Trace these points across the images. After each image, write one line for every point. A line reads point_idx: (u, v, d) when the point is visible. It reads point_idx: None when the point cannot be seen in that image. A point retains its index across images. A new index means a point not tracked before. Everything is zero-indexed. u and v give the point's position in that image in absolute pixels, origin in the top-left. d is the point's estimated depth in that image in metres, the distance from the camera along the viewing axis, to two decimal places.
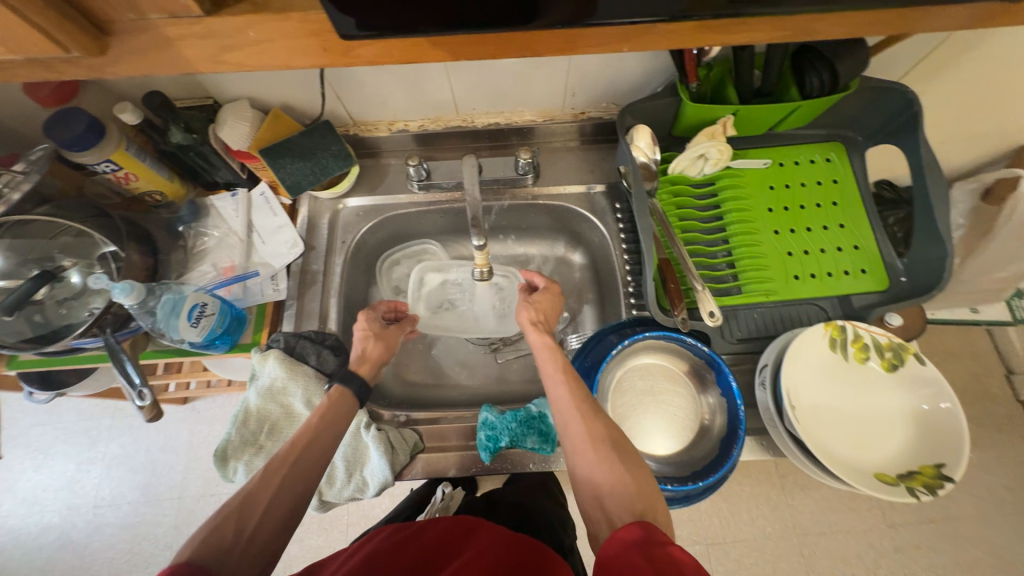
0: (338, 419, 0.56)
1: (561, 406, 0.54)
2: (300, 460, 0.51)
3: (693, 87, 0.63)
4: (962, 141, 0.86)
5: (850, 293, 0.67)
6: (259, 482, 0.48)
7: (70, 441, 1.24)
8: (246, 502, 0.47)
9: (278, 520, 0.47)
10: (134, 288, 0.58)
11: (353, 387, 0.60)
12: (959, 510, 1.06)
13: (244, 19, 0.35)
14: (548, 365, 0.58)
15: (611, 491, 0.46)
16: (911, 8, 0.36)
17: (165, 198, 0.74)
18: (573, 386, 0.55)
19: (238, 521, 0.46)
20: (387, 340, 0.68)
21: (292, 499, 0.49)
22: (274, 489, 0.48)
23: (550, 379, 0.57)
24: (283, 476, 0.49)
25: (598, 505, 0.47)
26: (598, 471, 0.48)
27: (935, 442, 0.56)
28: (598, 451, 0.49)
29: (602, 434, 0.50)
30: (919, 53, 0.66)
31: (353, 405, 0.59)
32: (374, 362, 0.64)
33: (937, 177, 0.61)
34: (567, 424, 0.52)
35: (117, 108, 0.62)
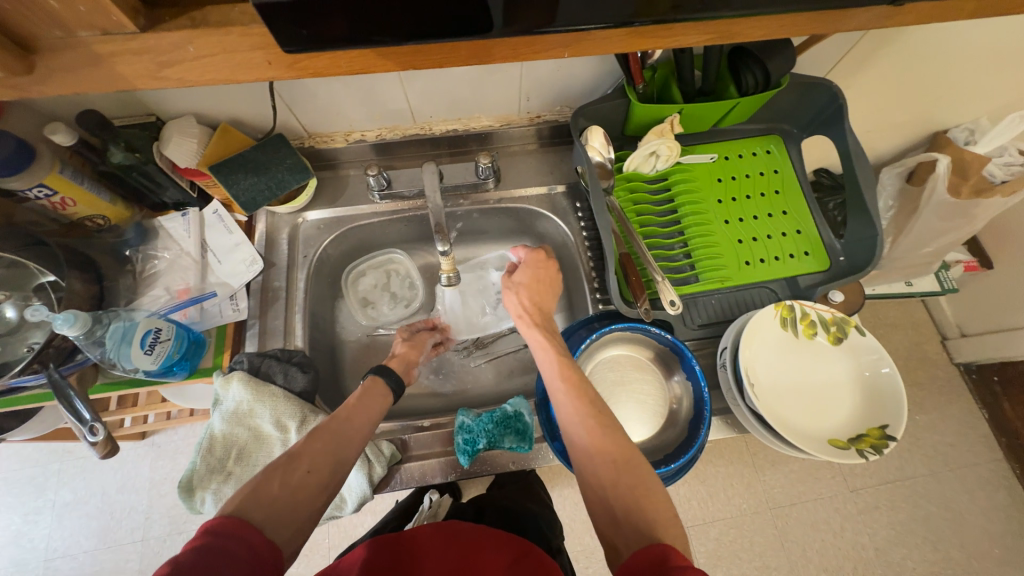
0: (366, 407, 0.59)
1: (568, 421, 0.53)
2: (338, 434, 0.53)
3: (640, 88, 0.66)
4: (885, 129, 0.94)
5: (796, 274, 0.71)
6: (304, 443, 0.51)
7: (14, 492, 1.15)
8: (291, 459, 0.49)
9: (313, 491, 0.48)
10: (78, 317, 0.55)
11: (387, 378, 0.63)
12: (911, 469, 1.15)
13: (182, 34, 0.34)
14: (553, 375, 0.57)
15: (626, 517, 0.46)
16: (824, 11, 0.39)
17: (108, 221, 0.70)
18: (576, 397, 0.54)
19: (282, 477, 0.47)
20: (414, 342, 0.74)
21: (326, 473, 0.50)
22: (313, 455, 0.50)
23: (554, 388, 0.56)
24: (323, 441, 0.52)
25: (612, 524, 0.47)
26: (610, 491, 0.48)
27: (878, 405, 0.61)
28: (608, 469, 0.49)
29: (610, 449, 0.50)
30: (840, 51, 0.72)
31: (388, 395, 0.62)
32: (404, 358, 0.70)
33: (863, 163, 0.67)
34: (573, 437, 0.52)
35: (48, 130, 0.58)
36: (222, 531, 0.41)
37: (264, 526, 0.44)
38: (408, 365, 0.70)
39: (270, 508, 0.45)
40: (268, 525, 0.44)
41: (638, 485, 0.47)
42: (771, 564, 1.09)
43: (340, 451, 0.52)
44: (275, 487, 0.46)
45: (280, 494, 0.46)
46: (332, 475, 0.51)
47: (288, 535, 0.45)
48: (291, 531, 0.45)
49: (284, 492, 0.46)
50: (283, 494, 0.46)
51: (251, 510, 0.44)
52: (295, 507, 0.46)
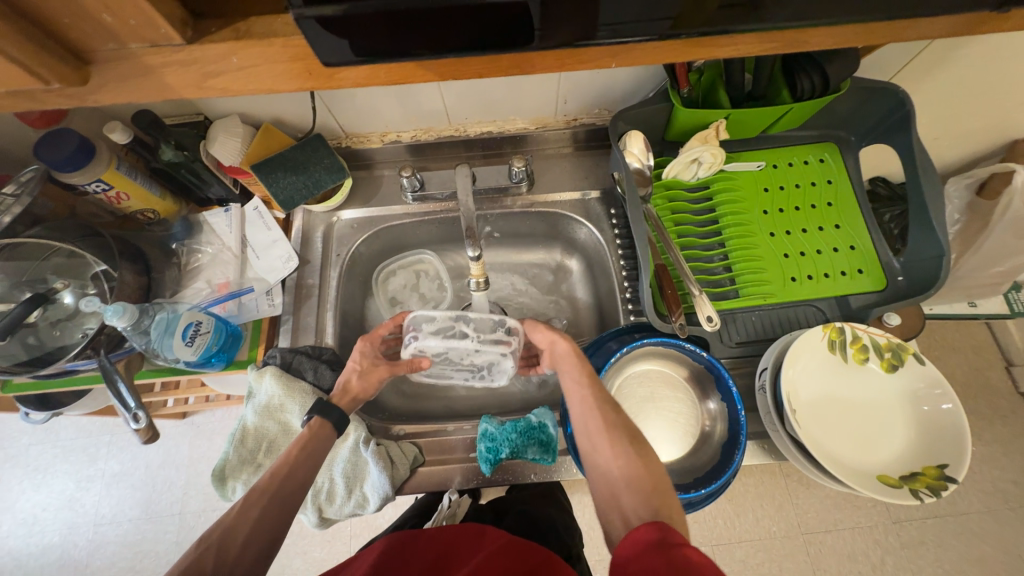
0: (314, 452, 0.55)
1: (579, 404, 0.54)
2: (281, 493, 0.51)
3: (685, 92, 0.63)
4: (955, 138, 0.86)
5: (848, 294, 0.66)
6: (237, 513, 0.48)
7: (69, 460, 1.23)
8: (226, 533, 0.47)
9: (248, 566, 0.46)
10: (126, 309, 0.58)
11: (330, 417, 0.58)
12: (965, 504, 1.06)
13: (227, 45, 0.35)
14: (569, 369, 0.57)
15: (627, 485, 0.46)
16: (898, 19, 0.36)
17: (157, 215, 0.73)
18: (593, 386, 0.55)
19: (216, 554, 0.46)
20: (368, 377, 0.63)
21: (263, 545, 0.48)
22: (250, 525, 0.48)
23: (570, 382, 0.57)
24: (263, 508, 0.49)
25: (615, 502, 0.47)
26: (614, 465, 0.48)
27: (937, 443, 0.56)
28: (613, 444, 0.49)
29: (620, 427, 0.51)
30: (909, 53, 0.66)
31: (332, 435, 0.58)
32: (354, 395, 0.62)
33: (931, 176, 0.61)
34: (585, 418, 0.53)
35: (107, 128, 0.62)
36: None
37: None
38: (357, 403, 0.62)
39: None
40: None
41: (643, 462, 0.48)
42: None
43: (281, 515, 0.50)
44: (209, 564, 0.45)
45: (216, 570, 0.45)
46: (270, 547, 0.49)
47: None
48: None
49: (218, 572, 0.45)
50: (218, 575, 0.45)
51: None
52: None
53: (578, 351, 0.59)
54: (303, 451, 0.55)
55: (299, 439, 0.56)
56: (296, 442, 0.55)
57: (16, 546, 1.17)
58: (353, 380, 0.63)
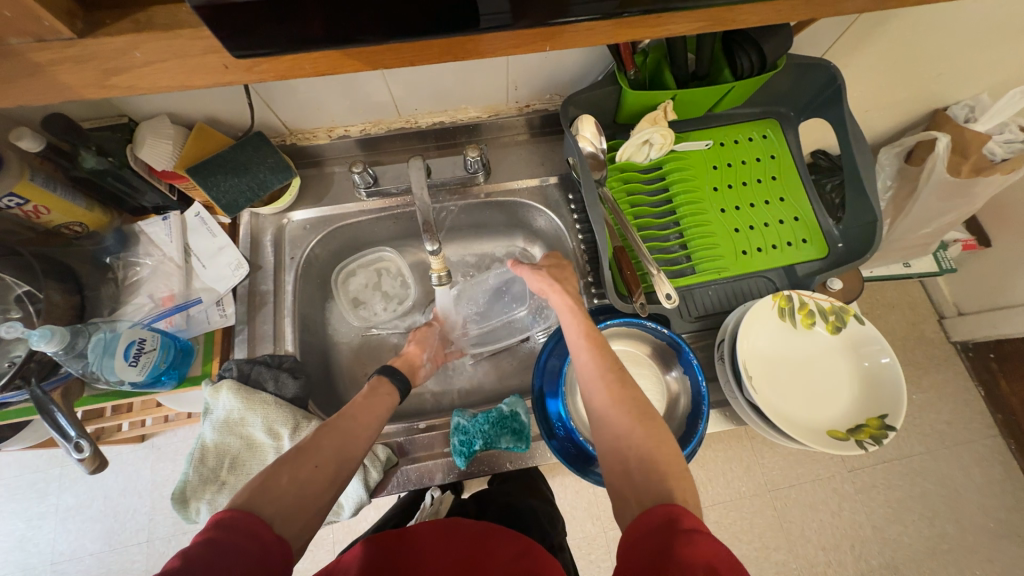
0: (374, 401, 0.59)
1: (586, 370, 0.55)
2: (347, 431, 0.53)
3: (631, 75, 0.64)
4: (883, 109, 0.92)
5: (794, 263, 0.70)
6: (312, 438, 0.50)
7: (16, 498, 1.14)
8: (300, 454, 0.49)
9: (315, 493, 0.47)
10: (54, 333, 0.53)
11: (393, 378, 0.63)
12: (909, 447, 1.15)
13: (127, 39, 0.33)
14: (573, 330, 0.59)
15: (637, 463, 0.47)
16: None
17: (87, 228, 0.68)
18: (596, 352, 0.56)
19: (291, 471, 0.47)
20: (419, 339, 0.73)
21: (335, 469, 0.50)
22: (324, 448, 0.50)
23: (575, 344, 0.58)
24: (332, 437, 0.51)
25: (627, 479, 0.47)
26: (624, 438, 0.49)
27: (878, 395, 0.60)
28: (625, 419, 0.50)
29: (628, 401, 0.51)
30: (836, 31, 0.70)
31: (394, 394, 0.62)
32: (408, 357, 0.69)
33: (862, 147, 0.65)
34: (591, 391, 0.54)
35: (13, 135, 0.56)
36: (229, 524, 0.40)
37: (274, 520, 0.43)
38: (413, 365, 0.69)
39: (278, 503, 0.44)
40: (275, 521, 0.43)
41: (652, 438, 0.49)
42: (770, 544, 1.11)
43: (347, 446, 0.52)
44: (285, 480, 0.46)
45: (288, 489, 0.45)
46: (337, 475, 0.50)
47: (295, 531, 0.45)
48: (300, 525, 0.45)
49: (292, 490, 0.46)
50: (292, 490, 0.46)
51: (260, 503, 0.43)
52: (295, 510, 0.45)
53: (576, 309, 0.61)
54: (365, 401, 0.58)
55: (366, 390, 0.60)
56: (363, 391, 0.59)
57: None
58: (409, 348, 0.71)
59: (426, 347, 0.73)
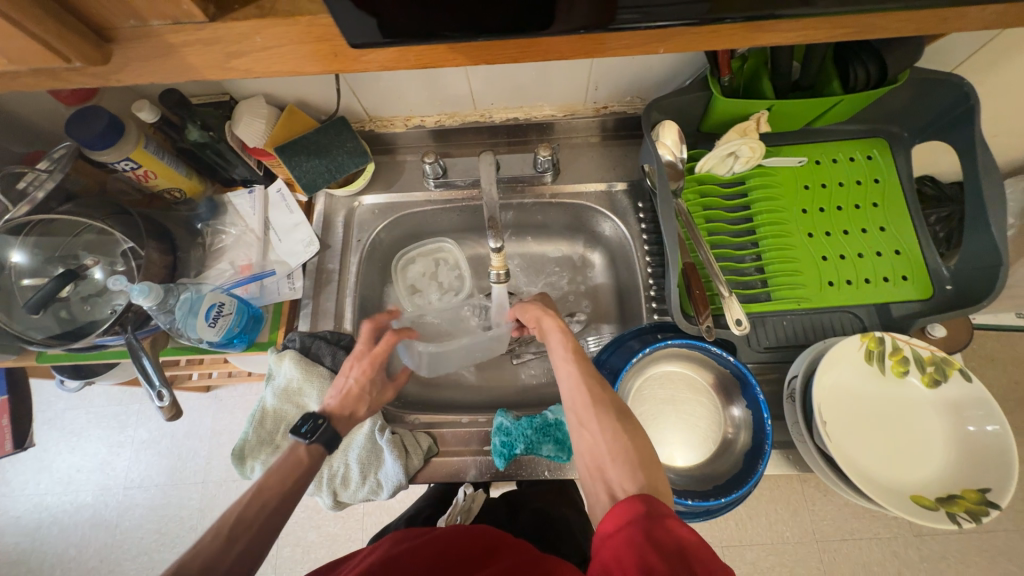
0: (307, 480, 0.55)
1: (566, 378, 0.53)
2: (265, 526, 0.50)
3: (725, 81, 0.59)
4: (1018, 136, 0.80)
5: (890, 301, 0.62)
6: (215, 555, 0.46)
7: (102, 425, 1.29)
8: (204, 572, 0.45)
9: None
10: (151, 289, 0.59)
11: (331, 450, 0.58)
12: (995, 522, 1.01)
13: (249, 24, 0.34)
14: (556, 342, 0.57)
15: (614, 461, 0.46)
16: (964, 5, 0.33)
17: (184, 194, 0.74)
18: (577, 358, 0.54)
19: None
20: (375, 403, 0.64)
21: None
22: (229, 562, 0.47)
23: (557, 355, 0.56)
24: (246, 543, 0.48)
25: (601, 476, 0.46)
26: (602, 441, 0.48)
27: (979, 465, 0.52)
28: (601, 421, 0.49)
29: (607, 405, 0.50)
30: (976, 45, 0.61)
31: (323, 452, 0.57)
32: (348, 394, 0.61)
33: (994, 179, 0.56)
34: (571, 396, 0.52)
35: (135, 106, 0.62)
36: None
37: None
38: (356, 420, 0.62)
39: None
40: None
41: (629, 436, 0.47)
42: None
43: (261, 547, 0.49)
44: None
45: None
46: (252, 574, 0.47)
47: None
48: None
49: None
50: None
51: None
52: None
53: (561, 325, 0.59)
54: (297, 485, 0.54)
55: (296, 472, 0.55)
56: (294, 475, 0.54)
57: (53, 503, 1.24)
58: (358, 406, 0.62)
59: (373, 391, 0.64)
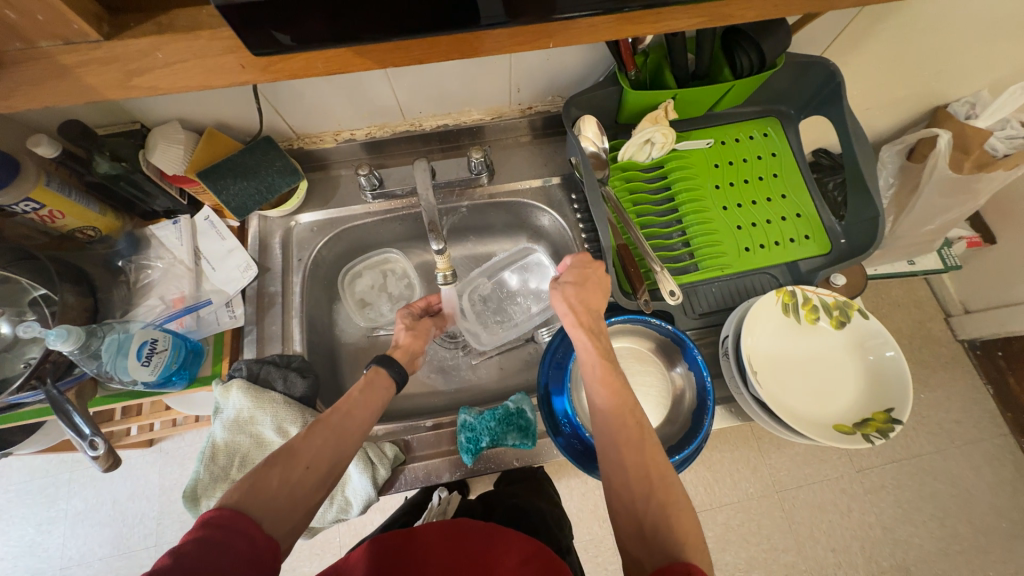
0: (372, 397, 0.58)
1: (605, 418, 0.51)
2: (341, 426, 0.53)
3: (632, 75, 0.65)
4: (884, 107, 0.92)
5: (797, 259, 0.70)
6: (302, 438, 0.50)
7: (26, 504, 1.15)
8: (292, 454, 0.48)
9: (306, 492, 0.47)
10: (71, 332, 0.54)
11: (390, 369, 0.61)
12: (919, 447, 1.14)
13: (149, 41, 0.35)
14: (593, 371, 0.54)
15: (654, 530, 0.44)
16: None
17: (99, 232, 0.69)
18: (615, 400, 0.51)
19: (281, 473, 0.47)
20: (418, 332, 0.71)
21: (326, 469, 0.50)
22: (314, 450, 0.50)
23: (593, 388, 0.53)
24: (323, 436, 0.51)
25: (642, 542, 0.44)
26: (641, 502, 0.46)
27: (884, 389, 0.60)
28: (640, 476, 0.47)
29: (647, 459, 0.48)
30: (835, 29, 0.70)
31: (391, 386, 0.61)
32: (408, 350, 0.68)
33: (863, 143, 0.65)
34: (607, 438, 0.50)
35: (31, 142, 0.57)
36: (220, 522, 0.41)
37: (263, 518, 0.44)
38: (412, 357, 0.68)
39: (271, 504, 0.45)
40: (266, 517, 0.44)
41: (669, 498, 0.46)
42: (779, 546, 1.10)
43: (342, 447, 0.52)
44: (276, 480, 0.46)
45: (276, 493, 0.45)
46: (329, 473, 0.50)
47: (286, 530, 0.45)
48: (290, 525, 0.46)
49: (283, 491, 0.46)
50: (280, 494, 0.46)
51: (252, 503, 0.44)
52: (286, 507, 0.46)
53: (597, 349, 0.56)
54: (361, 396, 0.57)
55: (359, 383, 0.58)
56: (357, 385, 0.57)
57: None
58: (402, 337, 0.69)
59: (426, 341, 0.72)
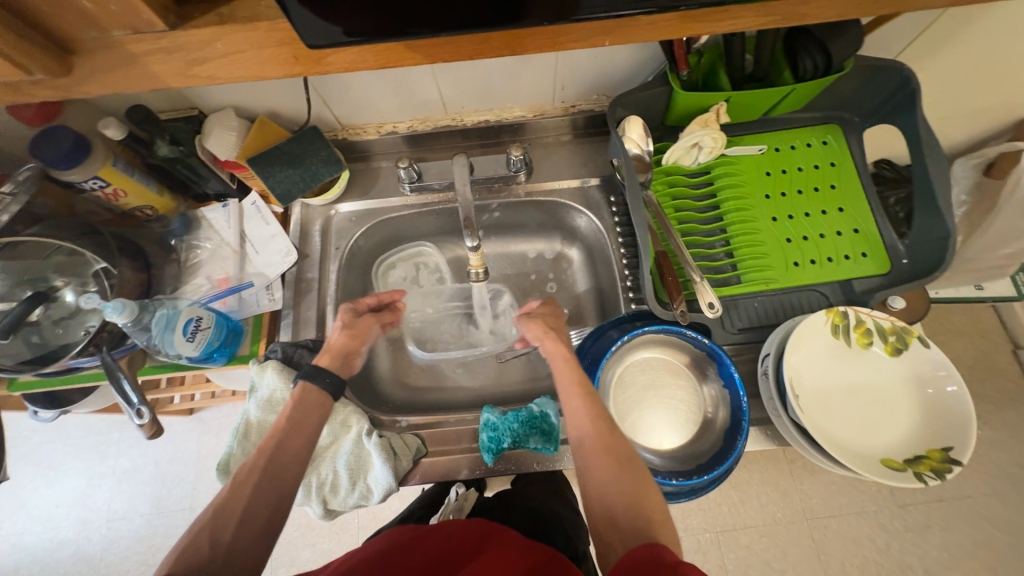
0: (304, 419, 0.56)
1: (576, 416, 0.54)
2: (270, 464, 0.52)
3: (684, 75, 0.62)
4: (962, 117, 0.84)
5: (851, 278, 0.66)
6: (228, 495, 0.50)
7: (80, 457, 1.25)
8: (219, 515, 0.48)
9: (249, 540, 0.48)
10: (126, 305, 0.58)
11: (321, 381, 0.58)
12: (972, 488, 1.05)
13: (211, 31, 0.36)
14: (564, 375, 0.57)
15: (624, 513, 0.47)
16: None
17: (156, 212, 0.73)
18: (587, 400, 0.54)
19: (211, 535, 0.47)
20: (356, 330, 0.66)
21: (266, 513, 0.50)
22: (246, 497, 0.50)
23: (566, 393, 0.55)
24: (253, 482, 0.50)
25: (613, 526, 0.47)
26: (610, 488, 0.49)
27: (942, 426, 0.55)
28: (611, 467, 0.50)
29: (615, 451, 0.50)
30: (914, 31, 0.65)
31: (325, 399, 0.58)
32: (338, 352, 0.63)
33: (937, 156, 0.60)
34: (581, 436, 0.53)
35: (101, 124, 0.61)
36: None
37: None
38: (345, 358, 0.63)
39: (207, 564, 0.45)
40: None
41: (639, 485, 0.49)
42: None
43: (277, 483, 0.51)
44: (205, 547, 0.46)
45: (211, 559, 0.46)
46: (268, 521, 0.50)
47: None
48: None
49: (217, 551, 0.46)
50: (221, 552, 0.46)
51: (185, 570, 0.45)
52: (225, 564, 0.46)
53: (570, 356, 0.58)
54: (290, 421, 0.55)
55: (287, 408, 0.57)
56: (284, 411, 0.56)
57: (31, 542, 1.19)
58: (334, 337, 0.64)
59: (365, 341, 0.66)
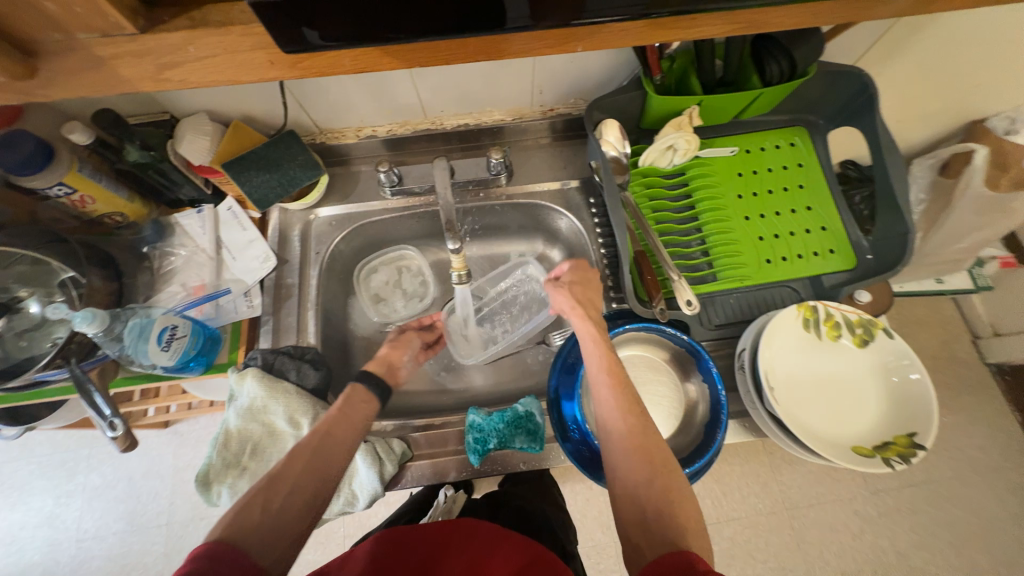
0: (347, 415, 0.56)
1: (607, 407, 0.52)
2: (319, 448, 0.51)
3: (658, 79, 0.64)
4: (918, 120, 0.89)
5: (820, 274, 0.69)
6: (284, 464, 0.49)
7: (47, 476, 1.19)
8: (273, 482, 0.47)
9: (295, 518, 0.47)
10: (96, 315, 0.56)
11: (371, 384, 0.60)
12: (939, 472, 1.10)
13: (182, 35, 0.35)
14: (595, 360, 0.55)
15: (655, 514, 0.45)
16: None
17: (127, 219, 0.71)
18: (618, 387, 0.52)
19: (263, 502, 0.46)
20: (400, 342, 0.69)
21: (313, 491, 0.49)
22: (298, 474, 0.49)
23: (597, 380, 0.54)
24: (306, 459, 0.50)
25: (642, 528, 0.45)
26: (642, 487, 0.46)
27: (906, 413, 0.58)
28: (642, 463, 0.47)
29: (648, 446, 0.48)
30: (871, 39, 0.68)
31: (372, 401, 0.59)
32: (385, 361, 0.66)
33: (896, 156, 0.63)
34: (611, 428, 0.51)
35: (66, 128, 0.59)
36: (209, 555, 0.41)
37: (252, 550, 0.43)
38: (392, 367, 0.66)
39: (255, 535, 0.44)
40: (253, 548, 0.43)
41: (671, 484, 0.46)
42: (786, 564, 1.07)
43: (329, 466, 0.51)
44: (255, 514, 0.45)
45: (262, 523, 0.45)
46: (312, 500, 0.48)
47: (276, 556, 0.44)
48: (276, 554, 0.44)
49: (265, 519, 0.45)
50: (267, 525, 0.45)
51: (239, 536, 0.43)
52: (270, 541, 0.44)
53: (601, 340, 0.57)
54: (340, 412, 0.56)
55: (338, 403, 0.57)
56: (336, 405, 0.56)
57: None
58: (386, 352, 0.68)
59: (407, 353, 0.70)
